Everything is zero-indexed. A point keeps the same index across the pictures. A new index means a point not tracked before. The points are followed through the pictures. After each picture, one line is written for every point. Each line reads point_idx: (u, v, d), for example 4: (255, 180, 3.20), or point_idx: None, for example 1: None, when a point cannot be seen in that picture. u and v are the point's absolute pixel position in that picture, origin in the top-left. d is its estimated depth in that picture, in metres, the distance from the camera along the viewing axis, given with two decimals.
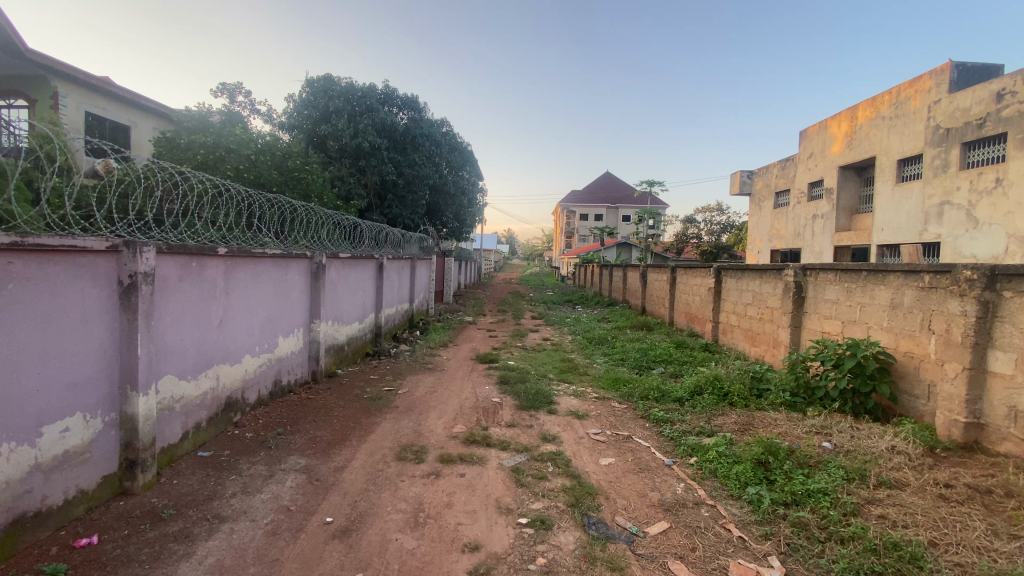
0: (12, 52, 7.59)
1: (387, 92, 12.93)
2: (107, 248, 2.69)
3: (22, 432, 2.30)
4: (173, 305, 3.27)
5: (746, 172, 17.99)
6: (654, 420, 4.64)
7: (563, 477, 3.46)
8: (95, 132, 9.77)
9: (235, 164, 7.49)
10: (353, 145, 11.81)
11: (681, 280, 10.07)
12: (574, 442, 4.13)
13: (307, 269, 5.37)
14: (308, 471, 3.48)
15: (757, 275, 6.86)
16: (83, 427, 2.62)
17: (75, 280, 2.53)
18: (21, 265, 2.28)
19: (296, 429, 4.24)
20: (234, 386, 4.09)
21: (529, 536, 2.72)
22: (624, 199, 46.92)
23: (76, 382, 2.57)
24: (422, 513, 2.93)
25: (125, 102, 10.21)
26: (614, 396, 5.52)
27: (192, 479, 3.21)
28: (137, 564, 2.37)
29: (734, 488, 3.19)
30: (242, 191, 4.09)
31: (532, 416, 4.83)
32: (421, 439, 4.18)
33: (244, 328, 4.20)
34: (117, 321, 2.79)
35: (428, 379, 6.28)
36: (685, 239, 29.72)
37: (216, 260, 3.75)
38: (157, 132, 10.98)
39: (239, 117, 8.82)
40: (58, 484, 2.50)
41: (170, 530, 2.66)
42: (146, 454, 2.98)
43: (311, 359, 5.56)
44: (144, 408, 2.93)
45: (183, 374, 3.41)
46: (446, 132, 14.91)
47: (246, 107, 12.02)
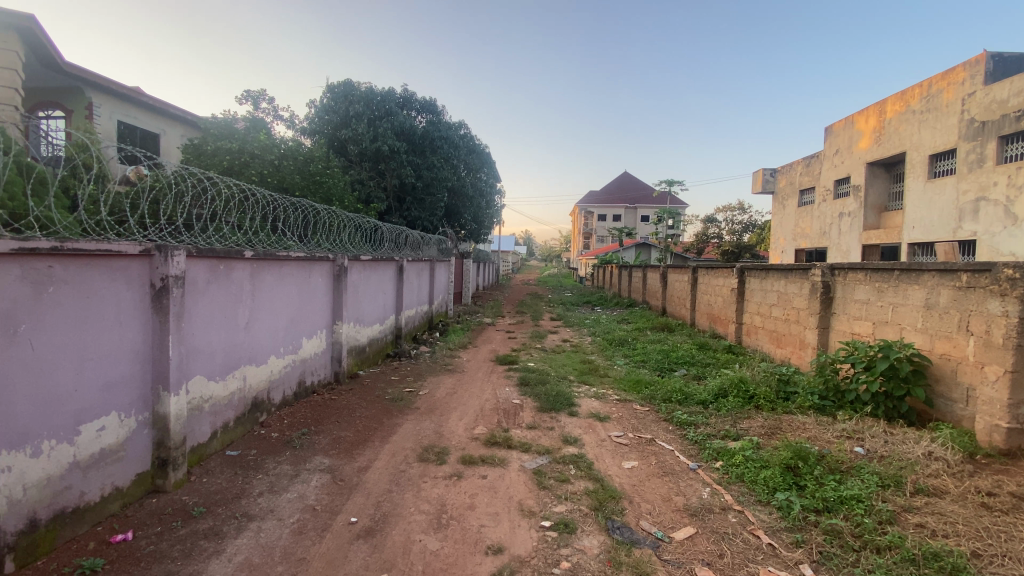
0: (49, 64, 7.83)
1: (405, 96, 13.07)
2: (142, 252, 2.77)
3: (63, 431, 2.38)
4: (203, 307, 3.35)
5: (769, 170, 17.67)
6: (678, 423, 4.56)
7: (586, 480, 3.43)
8: (127, 140, 10.08)
9: (260, 169, 7.68)
10: (372, 148, 11.97)
11: (703, 281, 9.93)
12: (596, 445, 4.09)
13: (330, 272, 5.44)
14: (332, 471, 3.52)
15: (782, 275, 6.72)
16: (118, 426, 2.70)
17: (110, 283, 2.61)
18: (60, 269, 2.34)
19: (320, 429, 4.31)
20: (260, 387, 4.17)
21: (553, 540, 2.69)
22: (643, 199, 46.46)
23: (112, 383, 2.65)
24: (445, 515, 2.94)
25: (155, 110, 10.53)
26: (636, 398, 5.46)
27: (220, 478, 3.28)
28: (170, 560, 2.43)
29: (763, 494, 3.11)
30: (268, 196, 4.17)
31: (553, 417, 4.81)
32: (442, 440, 4.20)
33: (269, 329, 4.28)
34: (150, 323, 2.88)
35: (448, 380, 6.31)
36: (706, 240, 29.39)
37: (242, 262, 3.83)
38: (185, 140, 11.31)
39: (263, 123, 9.01)
40: (96, 481, 2.58)
41: (201, 528, 2.71)
42: (177, 453, 3.05)
43: (334, 360, 5.64)
44: (176, 407, 3.02)
45: (211, 375, 3.49)
46: (464, 134, 15.00)
47: (269, 113, 12.29)
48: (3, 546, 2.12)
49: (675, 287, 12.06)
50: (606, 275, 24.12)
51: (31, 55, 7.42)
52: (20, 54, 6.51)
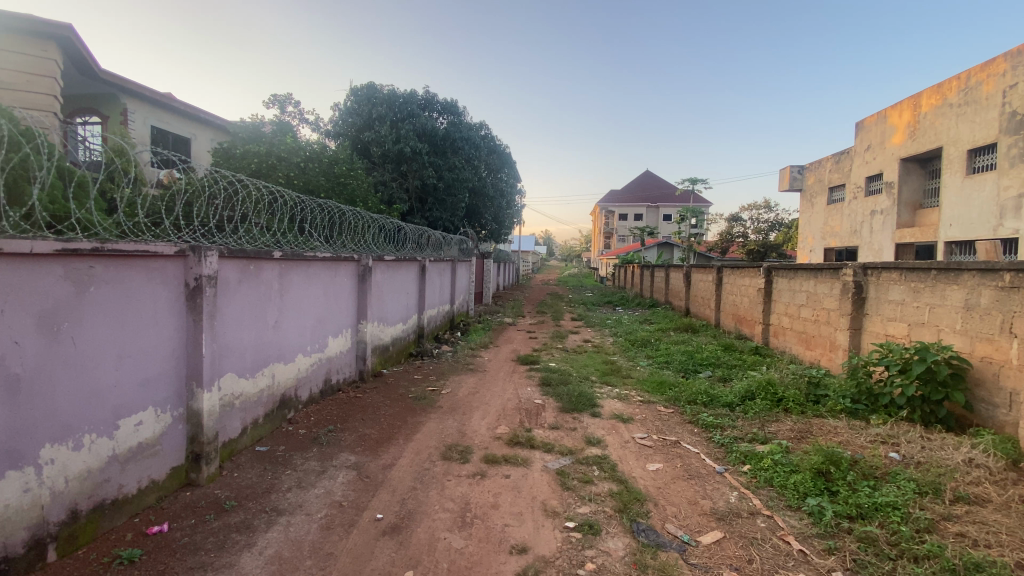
0: (86, 71, 8.14)
1: (427, 98, 13.19)
2: (176, 252, 2.86)
3: (103, 425, 2.47)
4: (234, 306, 3.44)
5: (796, 167, 17.24)
6: (703, 425, 4.49)
7: (610, 481, 3.40)
8: (160, 144, 10.43)
9: (286, 172, 7.85)
10: (395, 150, 12.11)
11: (728, 281, 9.74)
12: (619, 446, 4.05)
13: (354, 272, 5.53)
14: (358, 468, 3.57)
15: (811, 274, 6.55)
16: (154, 421, 2.79)
17: (147, 283, 2.70)
18: (101, 268, 2.42)
19: (346, 426, 4.38)
20: (288, 384, 4.27)
21: (578, 540, 2.68)
22: (665, 198, 45.84)
23: (148, 379, 2.74)
24: (469, 514, 2.95)
25: (186, 115, 10.87)
26: (659, 400, 5.40)
27: (251, 473, 3.36)
28: (204, 552, 2.50)
29: (792, 500, 3.04)
30: (295, 198, 4.26)
31: (575, 418, 4.79)
32: (465, 439, 4.22)
33: (297, 328, 4.37)
34: (184, 322, 2.97)
35: (470, 380, 6.34)
36: (730, 239, 28.81)
37: (271, 262, 3.92)
38: (214, 143, 11.65)
39: (289, 126, 9.20)
40: (133, 474, 2.67)
41: (233, 521, 2.79)
42: (210, 448, 3.14)
43: (359, 359, 5.73)
44: (208, 404, 3.11)
45: (242, 373, 3.58)
46: (485, 135, 15.05)
47: (295, 117, 12.55)
48: (47, 535, 2.21)
49: (699, 287, 11.87)
50: (627, 275, 23.87)
51: (70, 64, 7.72)
52: (58, 63, 6.79)
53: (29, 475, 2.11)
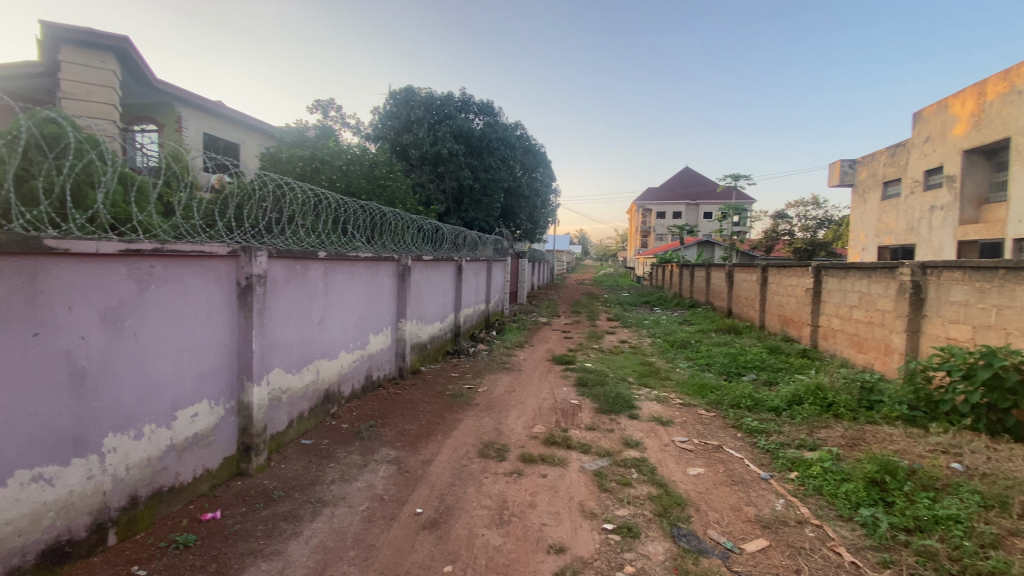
0: (143, 81, 8.65)
1: (463, 99, 13.37)
2: (229, 253, 3.01)
3: (162, 415, 2.62)
4: (282, 304, 3.59)
5: (847, 161, 16.41)
6: (747, 430, 4.35)
7: (649, 485, 3.34)
8: (211, 150, 10.97)
9: (330, 175, 8.10)
10: (432, 152, 12.30)
11: (773, 281, 9.39)
12: (659, 449, 3.98)
13: (395, 271, 5.65)
14: (398, 463, 3.66)
15: (864, 274, 6.23)
16: (208, 414, 2.95)
17: (202, 281, 2.84)
18: (161, 268, 2.57)
19: (386, 422, 4.49)
20: (332, 380, 4.41)
21: (616, 543, 2.65)
22: (705, 195, 44.63)
23: (203, 373, 2.89)
24: (506, 512, 2.97)
25: (235, 122, 11.40)
26: (700, 403, 5.27)
27: (296, 465, 3.50)
28: (254, 539, 2.62)
29: (844, 509, 2.91)
30: (338, 200, 4.40)
31: (613, 420, 4.73)
32: (502, 437, 4.24)
33: (340, 325, 4.51)
34: (236, 319, 3.12)
35: (506, 379, 6.37)
36: (775, 237, 27.69)
37: (317, 262, 4.07)
38: (261, 148, 12.17)
39: (331, 130, 9.49)
40: (189, 463, 2.82)
41: (280, 510, 2.91)
42: (259, 440, 3.29)
43: (398, 357, 5.85)
44: (258, 397, 3.26)
45: (289, 368, 3.73)
46: (521, 134, 15.10)
47: (337, 121, 12.94)
48: (109, 520, 2.35)
49: (742, 287, 11.49)
50: (666, 275, 23.40)
51: (128, 75, 8.22)
52: (116, 73, 7.25)
53: (93, 462, 2.25)
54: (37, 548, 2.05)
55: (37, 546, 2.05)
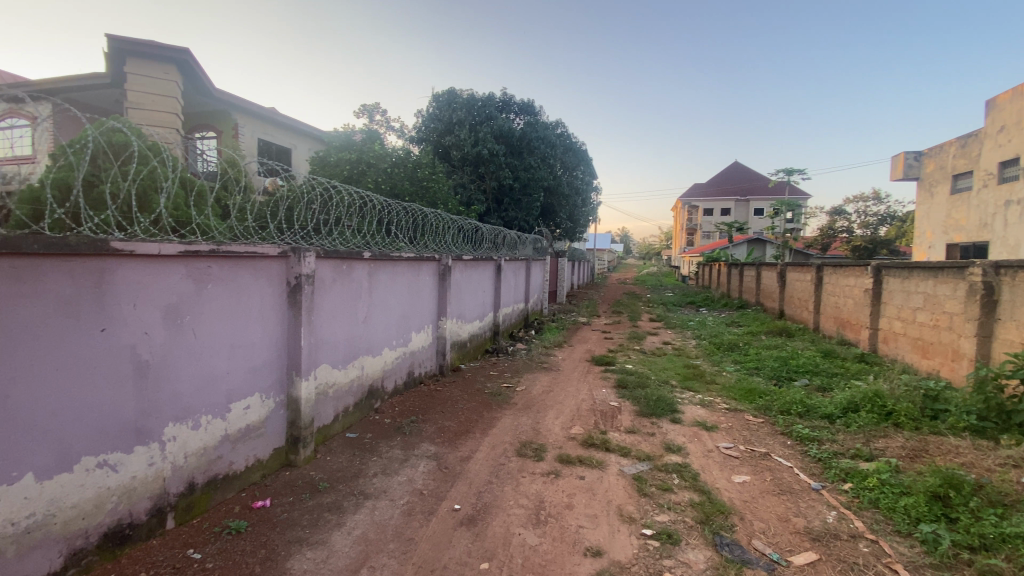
0: (203, 91, 9.18)
1: (504, 100, 13.45)
2: (279, 253, 3.15)
3: (218, 407, 2.78)
4: (329, 302, 3.73)
5: (912, 153, 15.35)
6: (797, 437, 4.16)
7: (691, 491, 3.26)
8: (266, 155, 11.52)
9: (375, 177, 8.33)
10: (473, 153, 12.41)
11: (829, 281, 8.92)
12: (702, 455, 3.87)
13: (436, 271, 5.74)
14: (437, 458, 3.73)
15: (929, 273, 5.82)
16: (260, 406, 3.11)
17: (255, 280, 2.99)
18: (217, 268, 2.72)
19: (426, 418, 4.58)
20: (375, 376, 4.54)
21: (655, 549, 2.60)
22: (754, 192, 42.89)
23: (255, 368, 3.05)
24: (544, 512, 2.97)
25: (287, 128, 11.92)
26: (747, 408, 5.08)
27: (341, 457, 3.63)
28: (301, 528, 2.74)
29: (902, 524, 2.73)
30: (383, 202, 4.52)
31: (654, 423, 4.63)
32: (539, 437, 4.24)
33: (384, 323, 4.63)
34: (286, 316, 3.27)
35: (544, 378, 6.35)
36: (832, 235, 26.24)
37: (362, 263, 4.20)
38: (311, 152, 12.68)
39: (376, 133, 9.76)
40: (242, 453, 2.98)
41: (325, 501, 3.03)
42: (306, 432, 3.43)
43: (438, 354, 5.95)
44: (305, 392, 3.40)
45: (335, 364, 3.87)
46: (561, 133, 15.03)
47: (382, 125, 13.30)
48: (167, 505, 2.51)
49: (795, 287, 10.97)
50: (712, 275, 22.67)
51: (190, 85, 8.75)
52: (178, 83, 7.74)
53: (154, 450, 2.41)
54: (100, 530, 2.19)
55: (100, 529, 2.20)
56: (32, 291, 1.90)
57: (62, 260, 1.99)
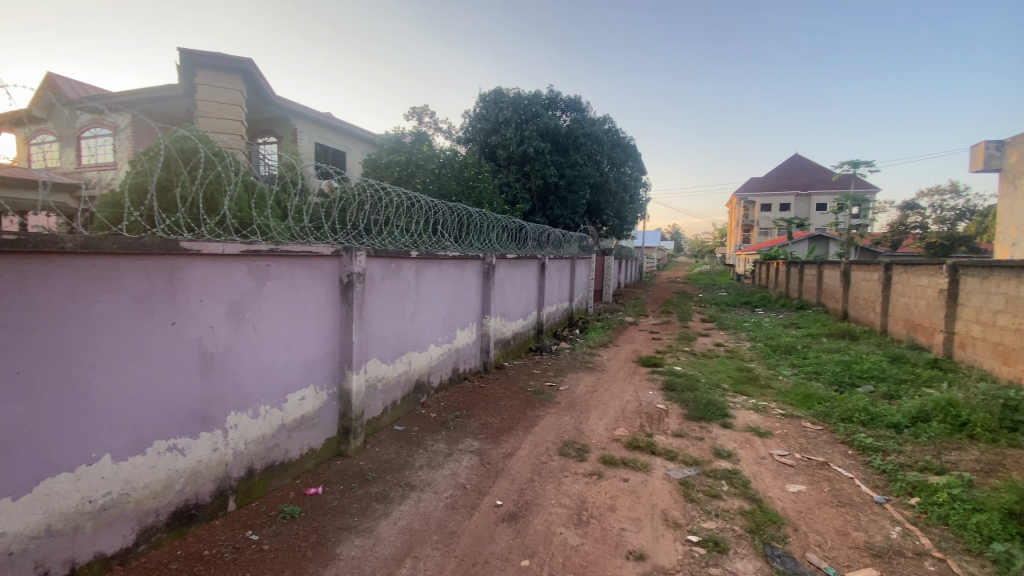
0: (265, 99, 9.72)
1: (551, 97, 13.41)
2: (332, 253, 3.29)
3: (275, 398, 2.95)
4: (378, 299, 3.86)
5: None
6: (859, 447, 3.91)
7: (741, 499, 3.13)
8: (322, 158, 12.04)
9: (423, 178, 8.53)
10: (519, 151, 12.43)
11: (898, 280, 8.29)
12: (754, 462, 3.71)
13: (480, 269, 5.82)
14: (480, 454, 3.78)
15: (1012, 272, 5.31)
16: (314, 397, 3.26)
17: (310, 278, 3.14)
18: (276, 266, 2.88)
19: (470, 413, 4.65)
20: (422, 371, 4.66)
21: (701, 556, 2.52)
22: (816, 186, 40.49)
23: (310, 361, 3.20)
24: (585, 512, 2.95)
25: (342, 132, 12.42)
26: (804, 414, 4.82)
27: (389, 449, 3.75)
28: (350, 515, 2.85)
29: (972, 543, 2.53)
30: (430, 202, 4.61)
31: (703, 427, 4.48)
32: (583, 437, 4.21)
33: (430, 320, 4.73)
34: (339, 312, 3.42)
35: (589, 378, 6.29)
36: (903, 231, 24.34)
37: (409, 261, 4.31)
38: (364, 155, 13.14)
39: (425, 135, 9.97)
40: (297, 441, 3.14)
41: (373, 490, 3.14)
42: (357, 424, 3.57)
43: (483, 351, 6.03)
44: (356, 384, 3.53)
45: (384, 359, 3.99)
46: (609, 128, 14.78)
47: (431, 127, 13.59)
48: (229, 488, 2.68)
49: (861, 287, 10.27)
50: (769, 274, 21.59)
51: (253, 93, 9.28)
52: (242, 92, 8.22)
53: (217, 437, 2.58)
54: (168, 509, 2.37)
55: (169, 508, 2.37)
56: (111, 288, 2.06)
57: (139, 259, 2.16)
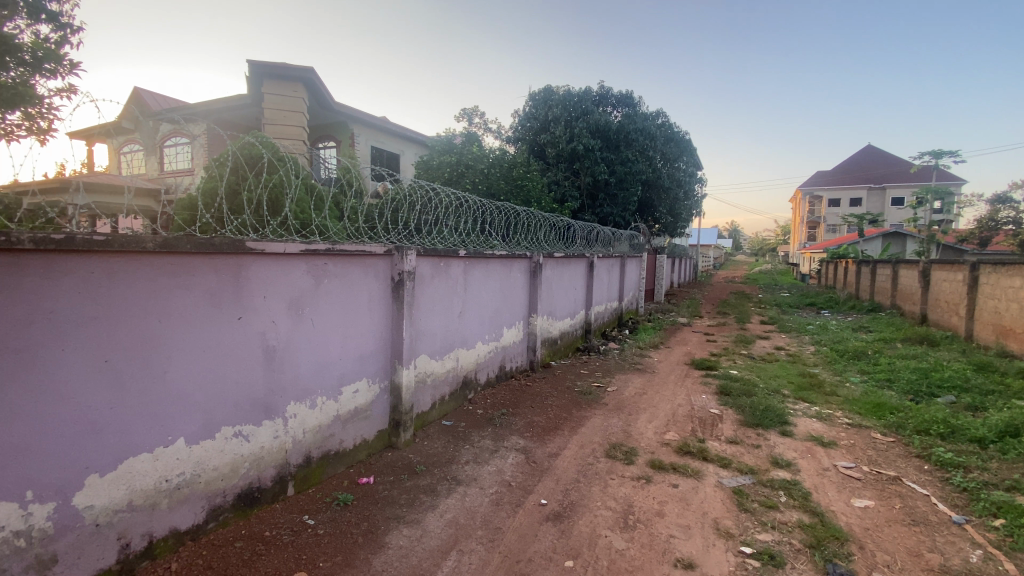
0: (325, 105, 10.16)
1: (601, 93, 13.23)
2: (385, 252, 3.40)
3: (331, 390, 3.09)
4: (428, 297, 3.96)
5: None
6: (936, 461, 3.60)
7: (800, 512, 2.96)
8: (378, 161, 12.45)
9: (473, 178, 8.66)
10: (569, 149, 12.34)
11: (987, 281, 7.54)
12: (815, 473, 3.50)
13: (527, 268, 5.83)
14: (526, 452, 3.79)
15: None
16: (367, 391, 3.39)
17: (364, 276, 3.27)
18: (332, 265, 3.02)
19: (517, 411, 4.67)
20: (469, 367, 4.73)
21: (754, 569, 2.41)
22: (891, 179, 37.49)
23: (364, 356, 3.33)
24: (632, 516, 2.89)
25: (396, 135, 12.78)
26: (874, 425, 4.49)
27: (437, 443, 3.84)
28: (399, 506, 2.95)
29: None
30: (479, 201, 4.67)
31: (759, 435, 4.28)
32: (631, 440, 4.12)
33: (478, 318, 4.80)
34: (391, 309, 3.54)
35: (638, 380, 6.15)
36: (995, 227, 22.06)
37: (458, 260, 4.39)
38: (416, 157, 13.48)
39: (475, 136, 10.09)
40: (351, 432, 3.28)
41: (421, 483, 3.23)
42: (406, 418, 3.67)
43: (530, 350, 6.04)
44: (406, 379, 3.64)
45: (433, 355, 4.09)
46: (662, 123, 14.36)
47: (481, 127, 13.75)
48: (288, 474, 2.84)
49: (943, 288, 9.42)
50: (837, 275, 20.22)
51: (314, 100, 9.73)
52: (304, 99, 8.64)
53: (278, 425, 2.74)
54: (234, 491, 2.55)
55: (235, 490, 2.54)
56: (185, 285, 2.24)
57: (210, 258, 2.33)
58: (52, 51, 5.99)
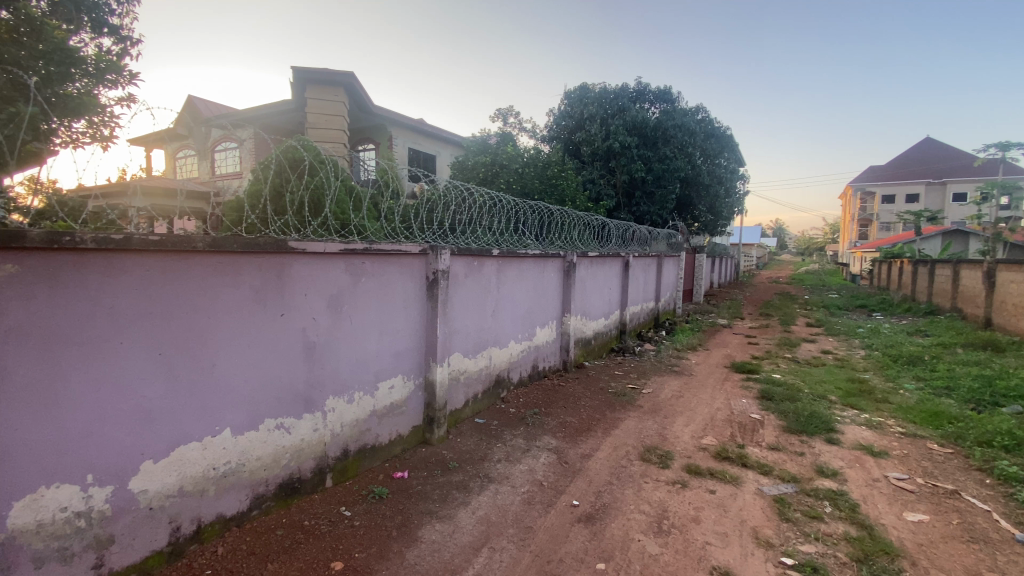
0: (364, 109, 10.43)
1: (639, 89, 12.99)
2: (420, 251, 3.46)
3: (368, 386, 3.17)
4: (462, 295, 4.00)
5: None
6: (999, 476, 3.35)
7: (847, 523, 2.83)
8: (415, 162, 12.68)
9: (508, 177, 8.69)
10: (604, 147, 12.19)
11: None
12: (864, 484, 3.33)
13: (561, 267, 5.80)
14: (558, 452, 3.78)
15: None
16: (402, 387, 3.47)
17: (400, 275, 3.34)
18: (369, 264, 3.09)
19: (549, 411, 4.66)
20: (502, 366, 4.75)
21: None
22: (954, 173, 35.10)
23: (399, 353, 3.41)
24: (666, 521, 2.83)
25: (433, 136, 12.98)
26: (930, 435, 4.23)
27: (470, 440, 3.88)
28: (432, 501, 3.00)
29: None
30: (512, 201, 4.69)
31: (803, 442, 4.10)
32: (666, 443, 4.04)
33: (511, 317, 4.82)
34: (426, 307, 3.60)
35: (675, 382, 6.02)
36: None
37: (491, 259, 4.41)
38: (452, 158, 13.65)
39: (510, 135, 10.12)
40: (386, 427, 3.36)
41: (454, 479, 3.27)
42: (440, 414, 3.73)
43: (563, 350, 6.01)
44: (439, 376, 3.69)
45: (466, 353, 4.14)
46: (702, 118, 13.98)
47: (516, 127, 13.78)
48: (326, 466, 2.94)
49: (1011, 290, 8.75)
50: (892, 275, 19.10)
51: (354, 104, 9.99)
52: (344, 103, 8.91)
53: (318, 418, 2.83)
54: (277, 480, 2.65)
55: (277, 479, 2.65)
56: (232, 282, 2.34)
57: (254, 257, 2.43)
58: (115, 63, 6.40)
